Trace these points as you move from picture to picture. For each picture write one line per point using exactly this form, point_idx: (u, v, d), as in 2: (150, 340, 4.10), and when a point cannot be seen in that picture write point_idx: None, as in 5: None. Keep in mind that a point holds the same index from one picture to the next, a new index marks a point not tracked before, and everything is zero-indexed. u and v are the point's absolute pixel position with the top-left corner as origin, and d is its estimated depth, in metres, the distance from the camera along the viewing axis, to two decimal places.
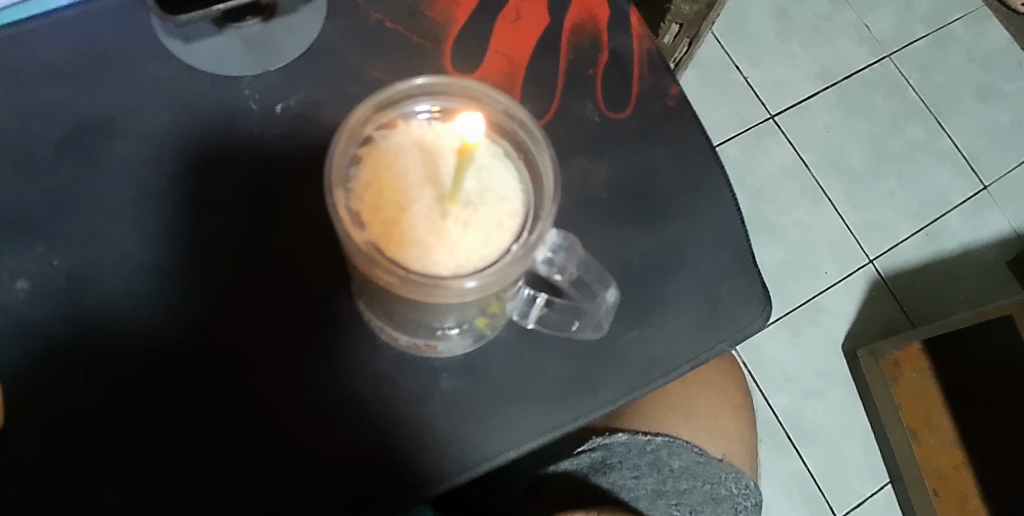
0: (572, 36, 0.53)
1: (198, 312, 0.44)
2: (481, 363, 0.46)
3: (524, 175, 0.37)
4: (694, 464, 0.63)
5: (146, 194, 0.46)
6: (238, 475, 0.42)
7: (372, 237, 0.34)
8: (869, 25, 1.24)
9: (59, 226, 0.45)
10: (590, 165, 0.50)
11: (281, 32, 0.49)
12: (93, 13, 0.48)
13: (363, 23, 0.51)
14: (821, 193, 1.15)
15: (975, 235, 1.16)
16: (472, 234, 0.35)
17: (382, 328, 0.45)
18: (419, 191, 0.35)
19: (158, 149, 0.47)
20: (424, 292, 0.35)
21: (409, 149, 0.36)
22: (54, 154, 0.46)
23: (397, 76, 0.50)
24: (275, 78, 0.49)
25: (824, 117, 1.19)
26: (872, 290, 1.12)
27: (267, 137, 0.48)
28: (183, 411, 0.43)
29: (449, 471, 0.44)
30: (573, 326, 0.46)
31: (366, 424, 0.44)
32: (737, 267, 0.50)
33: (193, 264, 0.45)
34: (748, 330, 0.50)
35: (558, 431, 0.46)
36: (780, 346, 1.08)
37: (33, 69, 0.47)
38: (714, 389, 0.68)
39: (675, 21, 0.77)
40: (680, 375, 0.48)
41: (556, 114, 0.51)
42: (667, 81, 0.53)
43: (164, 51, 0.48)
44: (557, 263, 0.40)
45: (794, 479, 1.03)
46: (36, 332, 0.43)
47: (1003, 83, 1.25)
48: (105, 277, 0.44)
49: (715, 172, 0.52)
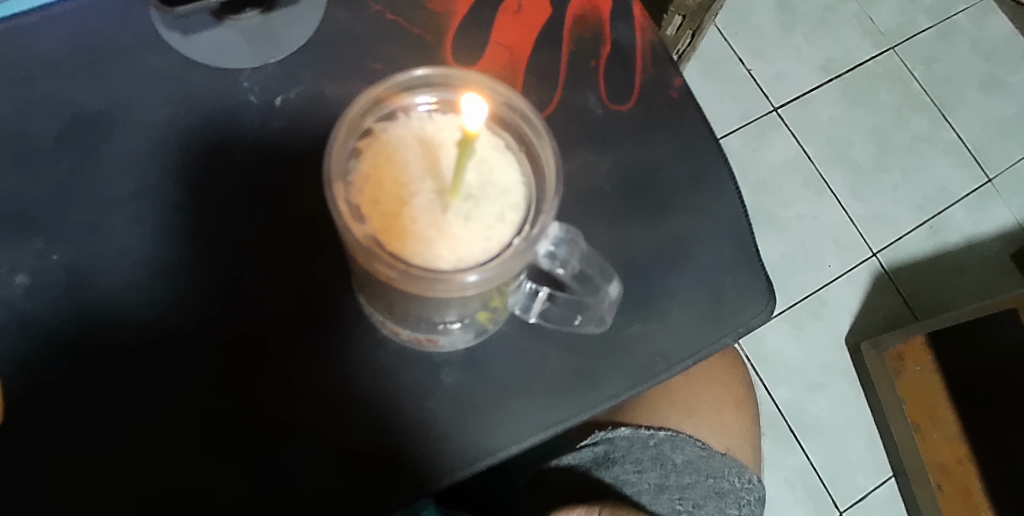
0: (574, 28, 0.52)
1: (198, 306, 0.44)
2: (483, 357, 0.46)
3: (525, 167, 0.36)
4: (697, 458, 0.63)
5: (146, 187, 0.46)
6: (240, 469, 0.42)
7: (372, 231, 0.34)
8: (873, 17, 1.24)
9: (58, 221, 0.44)
10: (593, 158, 0.50)
11: (280, 25, 0.49)
12: (92, 5, 0.48)
13: (363, 14, 0.50)
14: (824, 186, 1.14)
15: (979, 228, 1.16)
16: (473, 228, 0.34)
17: (384, 323, 0.44)
18: (420, 184, 0.35)
19: (157, 143, 0.46)
20: (426, 287, 0.34)
21: (410, 141, 0.36)
22: (52, 147, 0.45)
23: (397, 68, 0.50)
24: (274, 70, 0.48)
25: (827, 110, 1.18)
26: (876, 283, 1.11)
27: (266, 131, 0.47)
28: (183, 404, 0.42)
29: (451, 467, 0.44)
30: (575, 321, 0.46)
31: (367, 419, 0.44)
32: (741, 261, 0.50)
33: (193, 259, 0.45)
34: (752, 324, 0.49)
35: (562, 425, 0.45)
36: (784, 340, 1.08)
37: (32, 63, 0.46)
38: (717, 384, 0.68)
39: (678, 13, 0.76)
40: (684, 369, 0.48)
41: (558, 107, 0.50)
42: (670, 73, 0.53)
43: (164, 44, 0.48)
44: (559, 257, 0.39)
45: (797, 473, 1.03)
46: (35, 328, 0.42)
47: (1008, 75, 1.24)
48: (105, 271, 0.44)
49: (719, 165, 0.52)
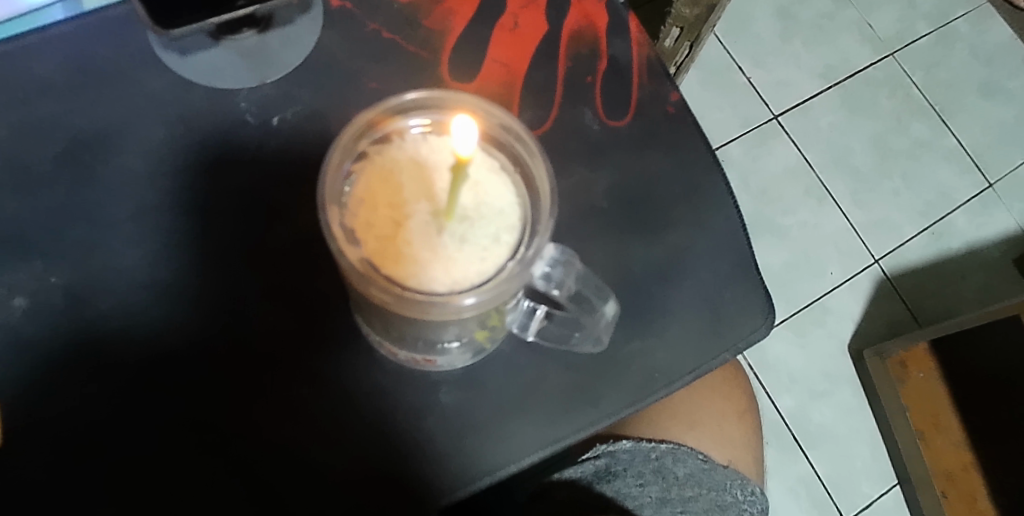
0: (570, 44, 0.52)
1: (196, 327, 0.44)
2: (479, 376, 0.46)
3: (521, 190, 0.36)
4: (699, 471, 0.62)
5: (143, 209, 0.46)
6: (238, 490, 0.42)
7: (367, 254, 0.34)
8: (872, 23, 1.24)
9: (55, 243, 0.44)
10: (590, 175, 0.50)
11: (276, 44, 0.49)
12: (90, 27, 0.48)
13: (360, 33, 0.50)
14: (825, 193, 1.14)
15: (981, 233, 1.16)
16: (469, 250, 0.35)
17: (381, 343, 0.44)
18: (415, 206, 0.35)
19: (154, 165, 0.46)
20: (421, 310, 0.34)
21: (404, 163, 0.36)
22: (51, 170, 0.45)
23: (395, 87, 0.50)
24: (271, 89, 0.48)
25: (827, 117, 1.18)
26: (878, 290, 1.11)
27: (263, 150, 0.47)
28: (184, 429, 0.42)
29: (451, 487, 0.44)
30: (573, 339, 0.46)
31: (367, 439, 0.44)
32: (739, 274, 0.50)
33: (191, 279, 0.45)
34: (752, 338, 0.49)
35: (561, 443, 0.45)
36: (787, 348, 1.07)
37: (29, 85, 0.46)
38: (719, 396, 0.68)
39: (676, 25, 0.76)
40: (684, 385, 0.48)
41: (555, 123, 0.50)
42: (668, 88, 0.53)
43: (162, 65, 0.48)
44: (554, 278, 0.40)
45: (802, 482, 1.03)
46: (34, 350, 0.42)
47: (1007, 80, 1.24)
48: (103, 292, 0.44)
49: (716, 178, 0.52)
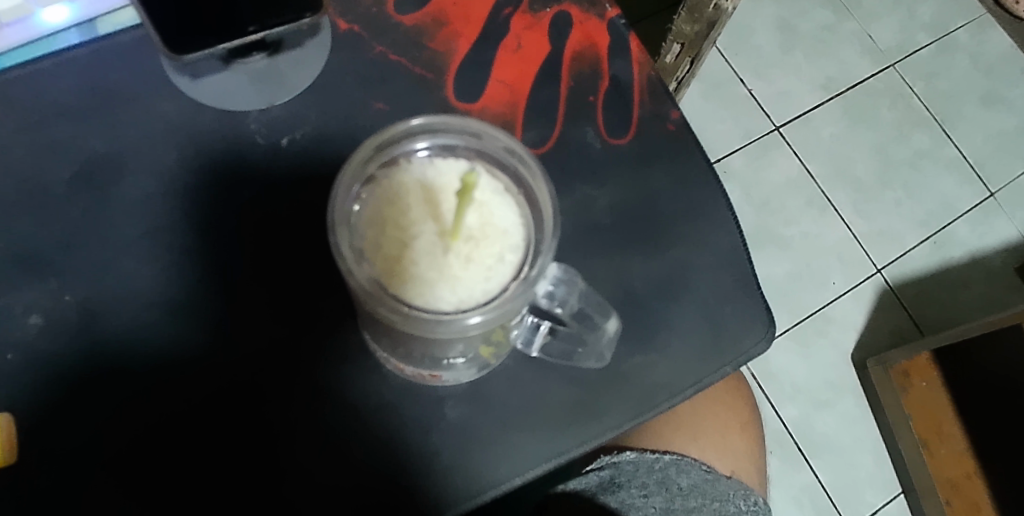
0: (572, 64, 0.54)
1: (206, 342, 0.45)
2: (486, 390, 0.46)
3: (524, 210, 0.37)
4: (703, 481, 0.63)
5: (156, 228, 0.47)
6: (247, 502, 0.43)
7: (375, 273, 0.35)
8: (872, 35, 1.25)
9: (70, 262, 0.46)
10: (592, 192, 0.51)
11: (286, 67, 0.50)
12: (104, 51, 0.49)
13: (367, 56, 0.51)
14: (827, 203, 1.15)
15: (983, 242, 1.16)
16: (474, 270, 0.36)
17: (389, 359, 0.45)
18: (422, 227, 0.36)
19: (166, 185, 0.48)
20: (427, 328, 0.35)
21: (411, 188, 0.37)
22: (65, 191, 0.47)
23: (401, 108, 0.51)
24: (281, 112, 0.49)
25: (828, 127, 1.19)
26: (880, 299, 1.12)
27: (274, 170, 0.49)
28: (193, 441, 0.43)
29: (455, 500, 0.44)
30: (576, 354, 0.47)
31: (375, 453, 0.45)
32: (740, 288, 0.51)
33: (203, 295, 0.46)
34: (753, 352, 0.50)
35: (563, 456, 0.46)
36: (789, 358, 1.08)
37: (44, 108, 0.48)
38: (722, 406, 0.68)
39: (677, 41, 0.77)
40: (685, 399, 0.49)
41: (558, 142, 0.52)
42: (668, 106, 0.54)
43: (174, 88, 0.49)
44: (557, 297, 0.43)
45: (806, 491, 1.03)
46: (49, 368, 0.43)
47: (1008, 90, 1.25)
48: (117, 309, 0.45)
49: (716, 196, 0.52)
